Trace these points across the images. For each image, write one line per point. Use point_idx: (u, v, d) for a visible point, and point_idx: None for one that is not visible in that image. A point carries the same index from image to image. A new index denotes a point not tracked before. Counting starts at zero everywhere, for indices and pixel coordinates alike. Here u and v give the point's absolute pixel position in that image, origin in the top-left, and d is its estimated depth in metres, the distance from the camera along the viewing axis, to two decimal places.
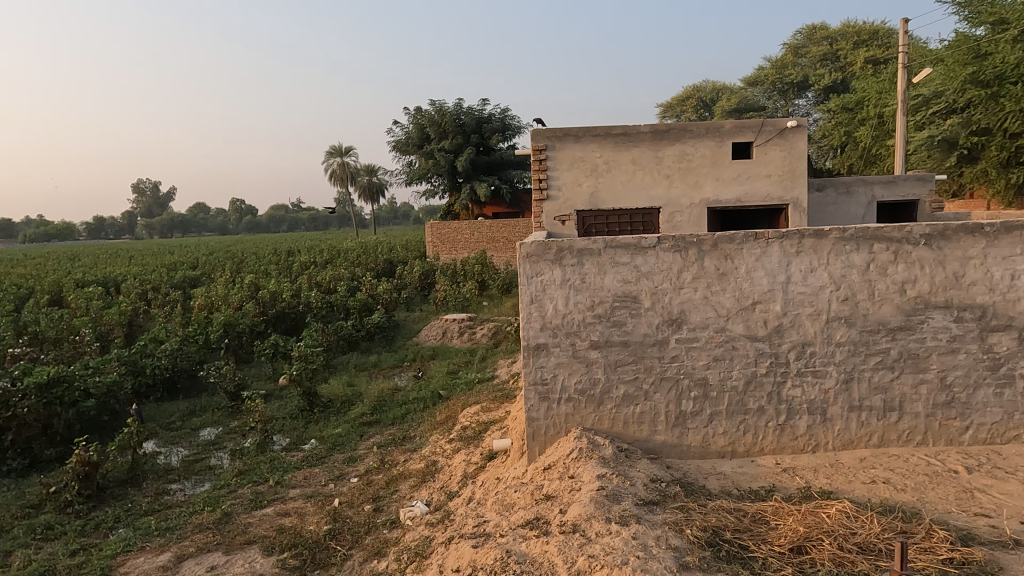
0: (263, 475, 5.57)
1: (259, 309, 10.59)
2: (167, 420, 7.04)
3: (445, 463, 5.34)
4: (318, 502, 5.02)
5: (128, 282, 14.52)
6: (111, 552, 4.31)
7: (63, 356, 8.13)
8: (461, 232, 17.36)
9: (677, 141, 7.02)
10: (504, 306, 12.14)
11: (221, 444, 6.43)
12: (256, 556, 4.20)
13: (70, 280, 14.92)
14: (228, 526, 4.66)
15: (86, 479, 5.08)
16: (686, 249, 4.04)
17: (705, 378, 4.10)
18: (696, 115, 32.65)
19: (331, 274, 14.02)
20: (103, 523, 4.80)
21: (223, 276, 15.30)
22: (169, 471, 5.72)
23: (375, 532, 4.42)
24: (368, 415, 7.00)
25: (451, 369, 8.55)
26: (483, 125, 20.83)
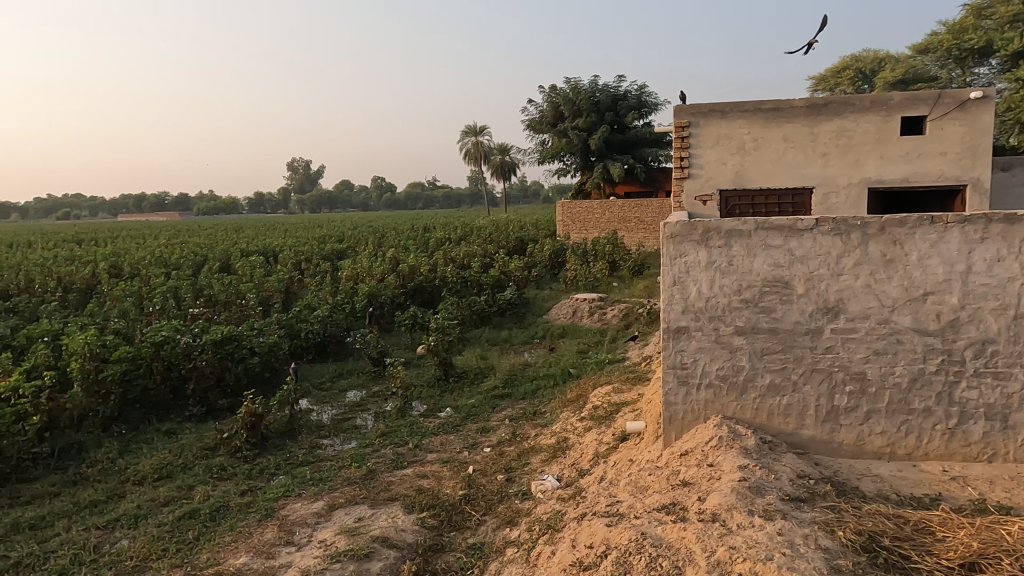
0: (403, 438, 5.91)
1: (399, 282, 11.15)
2: (319, 380, 7.66)
3: (576, 441, 5.38)
4: (454, 467, 5.25)
5: (284, 252, 15.83)
6: (274, 496, 4.78)
7: (233, 317, 9.04)
8: (592, 211, 17.23)
9: (836, 115, 6.50)
10: (636, 288, 11.93)
11: (365, 406, 6.88)
12: (398, 512, 4.47)
13: (237, 249, 16.54)
14: (373, 482, 5.01)
15: (253, 429, 5.64)
16: (848, 232, 3.75)
17: (863, 372, 3.80)
18: (853, 88, 30.00)
19: (466, 250, 14.48)
20: (266, 469, 5.32)
21: (366, 249, 16.28)
22: (321, 427, 6.22)
23: (508, 501, 4.56)
24: (500, 388, 7.20)
25: (582, 348, 8.57)
26: (619, 103, 20.45)
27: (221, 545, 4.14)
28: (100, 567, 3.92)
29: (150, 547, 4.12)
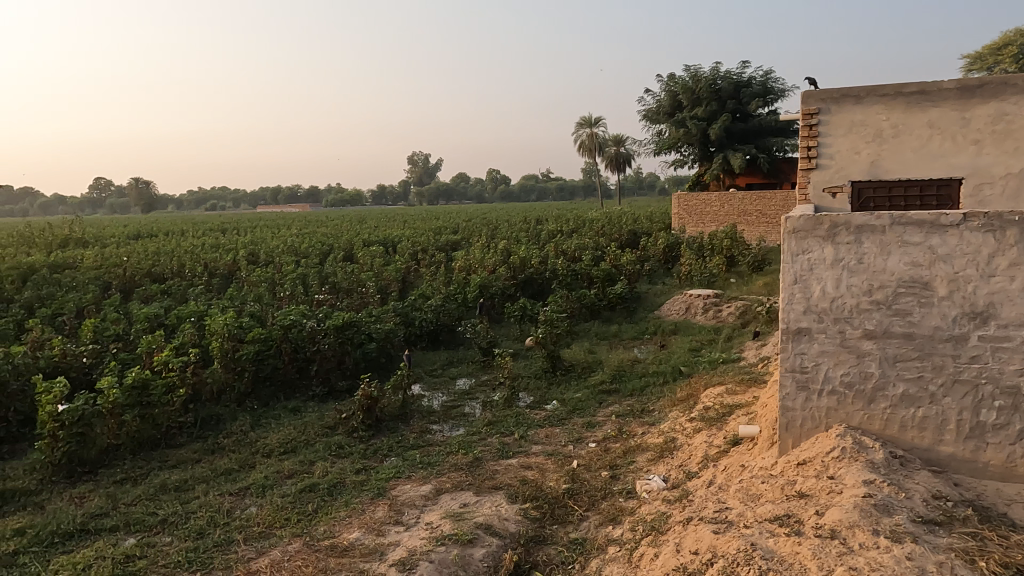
0: (510, 428, 5.99)
1: (510, 273, 11.28)
2: (431, 367, 7.92)
3: (685, 442, 5.21)
4: (558, 460, 5.25)
5: (402, 243, 16.49)
6: (386, 476, 5.00)
7: (354, 304, 9.53)
8: (710, 204, 16.60)
9: (993, 98, 5.83)
10: (755, 285, 11.36)
11: (474, 394, 7.04)
12: (501, 501, 4.54)
13: (360, 239, 17.43)
14: (478, 469, 5.12)
15: (368, 411, 5.92)
16: (1003, 229, 3.35)
17: (1016, 387, 3.39)
18: (1016, 66, 26.80)
19: (577, 243, 14.41)
20: (380, 450, 5.58)
21: (480, 241, 16.62)
22: (431, 413, 6.43)
23: (611, 498, 4.50)
24: (608, 383, 7.11)
25: (694, 346, 8.28)
26: (741, 90, 19.48)
27: (337, 519, 4.38)
28: (231, 530, 4.28)
29: (274, 516, 4.44)
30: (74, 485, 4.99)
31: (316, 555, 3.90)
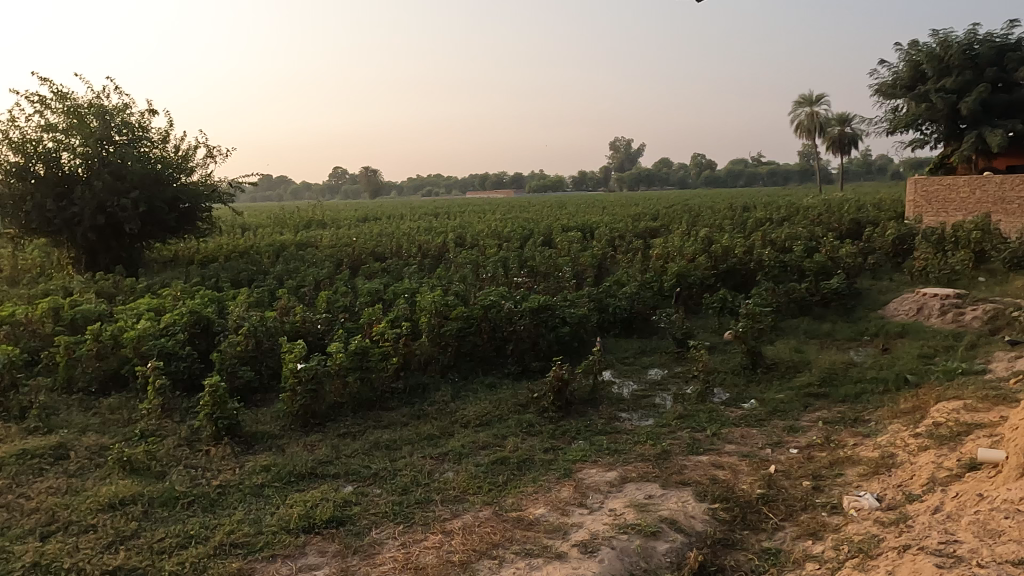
0: (702, 423, 5.76)
1: (710, 263, 10.77)
2: (622, 355, 7.87)
3: (906, 460, 4.61)
4: (753, 463, 4.94)
5: (600, 229, 16.51)
6: (573, 458, 5.09)
7: (550, 287, 9.76)
8: (956, 190, 14.34)
9: None
10: (1011, 286, 9.62)
11: (665, 386, 6.87)
12: (689, 497, 4.38)
13: (559, 225, 17.78)
14: (666, 463, 5.00)
15: (559, 393, 6.04)
16: None
17: None
18: None
19: (788, 232, 13.31)
20: (568, 432, 5.68)
21: (680, 228, 16.08)
22: (621, 400, 6.40)
23: (812, 511, 4.14)
24: (816, 386, 6.52)
25: (925, 352, 7.26)
26: (1006, 54, 16.40)
27: (524, 493, 4.57)
28: (431, 490, 4.66)
29: (468, 483, 4.74)
30: (307, 434, 5.77)
31: (504, 525, 4.11)
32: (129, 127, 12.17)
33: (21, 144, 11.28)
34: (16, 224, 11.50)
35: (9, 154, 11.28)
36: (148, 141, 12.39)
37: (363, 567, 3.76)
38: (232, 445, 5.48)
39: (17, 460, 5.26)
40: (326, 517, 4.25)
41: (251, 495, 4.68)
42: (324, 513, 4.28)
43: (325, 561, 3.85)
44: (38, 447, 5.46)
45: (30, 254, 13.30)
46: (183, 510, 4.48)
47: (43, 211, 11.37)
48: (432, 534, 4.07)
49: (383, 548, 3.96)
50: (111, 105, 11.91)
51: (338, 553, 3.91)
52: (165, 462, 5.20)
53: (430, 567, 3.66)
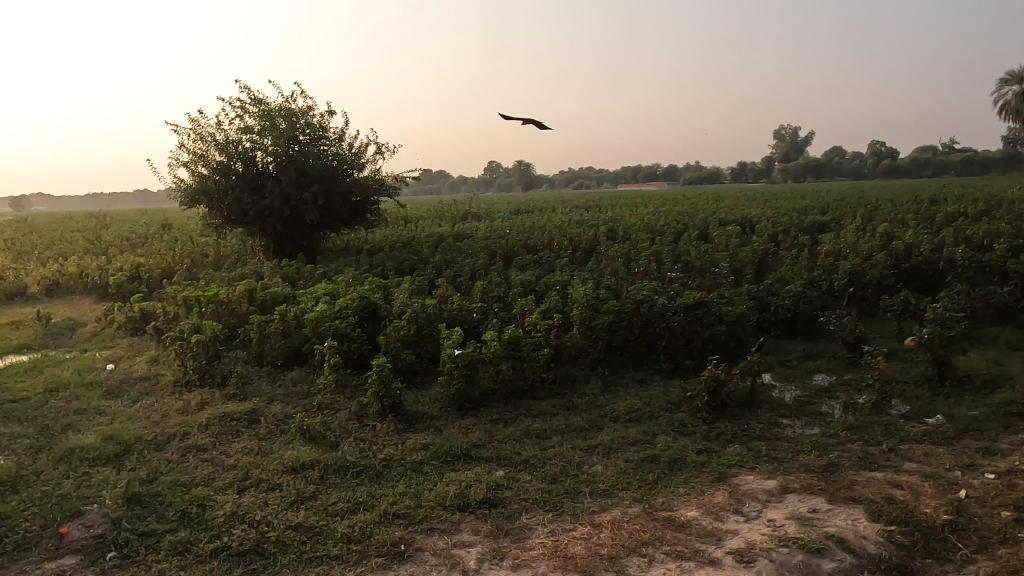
0: (876, 437, 5.26)
1: (890, 261, 9.78)
2: (785, 357, 7.39)
3: None
4: (939, 486, 4.43)
5: (761, 223, 15.60)
6: (728, 463, 4.88)
7: (706, 283, 9.39)
8: None
9: None
10: None
11: (833, 393, 6.36)
12: (860, 516, 4.03)
13: (716, 219, 17.05)
14: (834, 476, 4.63)
15: (714, 393, 5.81)
16: None
17: None
18: None
19: (988, 228, 11.73)
20: (723, 435, 5.44)
21: (853, 223, 14.76)
22: (782, 406, 6.02)
23: (1012, 547, 3.64)
24: (1020, 404, 5.70)
25: None
26: None
27: (676, 494, 4.45)
28: (580, 481, 4.69)
29: (618, 478, 4.71)
30: (462, 417, 6.03)
31: (654, 523, 4.04)
32: (312, 128, 13.41)
33: (225, 145, 12.85)
34: (220, 215, 13.13)
35: (216, 154, 12.89)
36: (327, 140, 13.57)
37: (514, 549, 3.87)
38: (395, 422, 5.88)
39: (219, 421, 6.03)
40: (479, 498, 4.43)
41: (412, 471, 4.99)
42: (477, 494, 4.47)
43: (478, 540, 4.02)
44: (235, 411, 6.21)
45: (230, 242, 15.13)
46: (353, 478, 4.89)
47: (241, 204, 12.86)
48: (581, 525, 4.10)
49: (533, 533, 4.06)
50: (297, 109, 13.18)
51: (490, 533, 4.06)
52: (338, 433, 5.70)
53: (579, 558, 3.69)
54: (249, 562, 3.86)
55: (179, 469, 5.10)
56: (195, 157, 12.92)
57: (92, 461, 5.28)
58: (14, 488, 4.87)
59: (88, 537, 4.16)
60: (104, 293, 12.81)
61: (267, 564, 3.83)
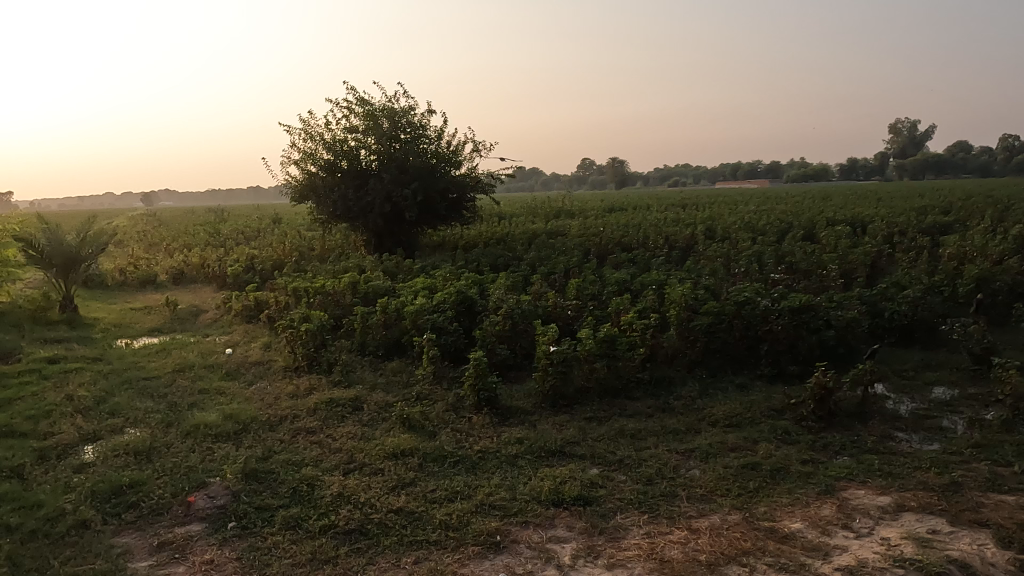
0: (1006, 457, 4.84)
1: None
2: (900, 367, 6.93)
3: None
4: None
5: (874, 223, 14.66)
6: (836, 475, 4.64)
7: (812, 286, 8.93)
8: None
9: None
10: None
11: (956, 407, 5.90)
12: (987, 541, 3.74)
13: (823, 218, 16.19)
14: (956, 496, 4.31)
15: (821, 402, 5.53)
16: None
17: None
18: None
19: None
20: (831, 445, 5.18)
21: (981, 224, 13.59)
22: (897, 418, 5.65)
23: None
24: None
25: None
26: None
27: (779, 504, 4.29)
28: (676, 485, 4.60)
29: (716, 483, 4.59)
30: (556, 413, 6.06)
31: (755, 533, 3.91)
32: (413, 127, 13.83)
33: (332, 144, 13.48)
34: (326, 210, 13.80)
35: (324, 152, 13.56)
36: (427, 138, 13.95)
37: (608, 548, 3.86)
38: (490, 415, 5.98)
39: (326, 406, 6.36)
40: (574, 495, 4.45)
41: (506, 464, 5.07)
42: (572, 491, 4.49)
43: (573, 536, 4.04)
44: (340, 397, 6.53)
45: (335, 236, 15.88)
46: (450, 467, 5.03)
47: (345, 200, 13.46)
48: (678, 529, 4.03)
49: (628, 533, 4.03)
50: (399, 109, 13.65)
51: (585, 530, 4.07)
52: (435, 423, 5.88)
53: (676, 562, 3.63)
54: (355, 541, 4.06)
55: (290, 449, 5.43)
56: (305, 155, 13.65)
57: (214, 437, 5.71)
58: (148, 457, 5.35)
59: (211, 507, 4.51)
60: (223, 282, 13.79)
61: (370, 544, 4.01)
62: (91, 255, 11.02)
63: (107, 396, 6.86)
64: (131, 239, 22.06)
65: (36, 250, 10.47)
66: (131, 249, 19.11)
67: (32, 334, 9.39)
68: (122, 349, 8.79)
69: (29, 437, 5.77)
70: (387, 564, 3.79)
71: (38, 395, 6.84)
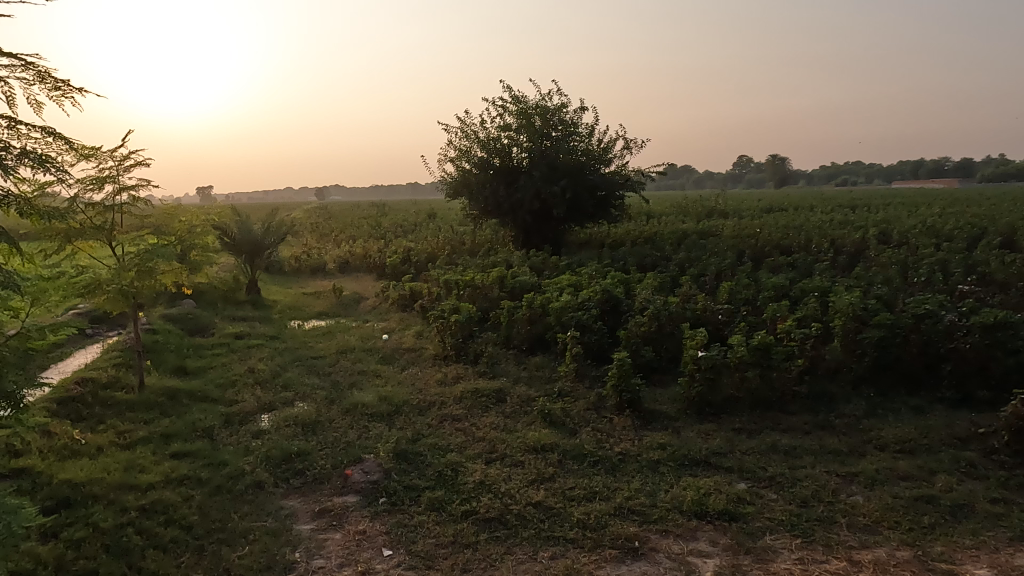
0: None
1: None
2: None
3: None
4: None
5: None
6: None
7: (1012, 301, 7.80)
8: None
9: None
10: None
11: None
12: None
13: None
14: None
15: (1018, 435, 4.82)
16: None
17: None
18: None
19: None
20: None
21: None
22: None
23: None
24: None
25: None
26: None
27: (959, 546, 3.81)
28: (835, 510, 4.23)
29: (883, 513, 4.16)
30: (701, 421, 5.82)
31: None
32: (564, 124, 13.91)
33: (486, 142, 13.91)
34: (478, 206, 14.28)
35: (478, 150, 14.02)
36: (578, 136, 13.97)
37: (755, 570, 3.64)
38: (632, 418, 5.87)
39: (471, 395, 6.59)
40: (719, 509, 4.24)
41: (648, 469, 4.94)
42: (717, 504, 4.28)
43: (716, 552, 3.85)
44: (485, 388, 6.73)
45: (484, 231, 16.38)
46: (590, 467, 5.00)
47: (496, 196, 13.86)
48: (835, 559, 3.71)
49: (778, 556, 3.77)
50: (551, 106, 13.78)
51: (729, 547, 3.87)
52: (576, 421, 5.88)
53: None
54: (494, 529, 4.16)
55: (437, 434, 5.68)
56: (460, 153, 14.20)
57: (370, 417, 6.12)
58: (313, 430, 5.85)
59: (366, 481, 4.83)
60: (382, 272, 14.76)
61: (509, 534, 4.09)
62: (273, 243, 12.27)
63: (282, 371, 7.61)
64: (305, 230, 24.24)
65: (229, 238, 11.86)
66: (305, 239, 21.05)
67: (224, 312, 10.65)
68: (295, 330, 9.71)
69: (218, 403, 6.54)
70: (524, 556, 3.85)
71: (227, 366, 7.73)
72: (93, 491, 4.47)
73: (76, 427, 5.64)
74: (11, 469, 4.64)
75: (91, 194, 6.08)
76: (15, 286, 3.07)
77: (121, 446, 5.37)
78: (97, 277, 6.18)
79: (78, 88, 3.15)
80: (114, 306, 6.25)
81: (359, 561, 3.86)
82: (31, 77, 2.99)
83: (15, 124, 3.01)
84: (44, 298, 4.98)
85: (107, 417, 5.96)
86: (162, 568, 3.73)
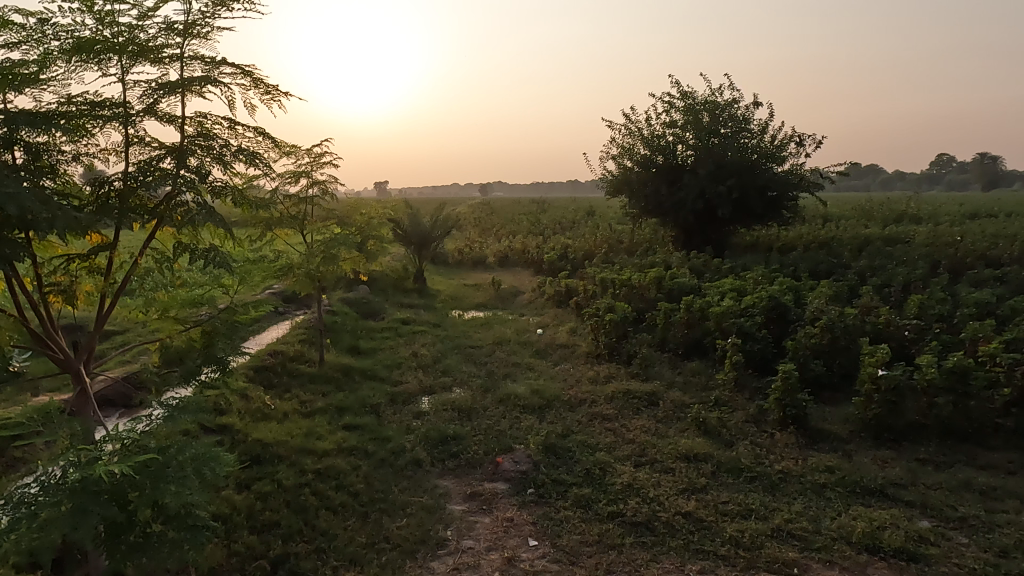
0: None
1: None
2: None
3: None
4: None
5: None
6: None
7: None
8: None
9: None
10: None
11: None
12: None
13: None
14: None
15: None
16: None
17: None
18: None
19: None
20: None
21: None
22: None
23: None
24: None
25: None
26: None
27: None
28: None
29: None
30: (878, 447, 5.29)
31: None
32: (734, 120, 13.23)
33: (650, 139, 13.63)
34: (639, 204, 14.05)
35: (641, 147, 13.79)
36: (749, 132, 13.22)
37: None
38: (796, 435, 5.47)
39: (622, 396, 6.51)
40: (895, 546, 3.82)
41: (813, 492, 4.57)
42: (892, 540, 3.87)
43: None
44: (637, 390, 6.62)
45: (644, 231, 16.07)
46: (747, 482, 4.73)
47: (658, 195, 13.57)
48: None
49: None
50: (722, 101, 13.17)
51: None
52: (733, 433, 5.60)
53: None
54: (640, 534, 4.09)
55: (586, 432, 5.68)
56: (623, 151, 14.05)
57: (522, 408, 6.27)
58: (468, 416, 6.11)
59: (515, 470, 4.97)
60: (539, 268, 15.03)
61: (656, 541, 4.00)
62: (440, 236, 12.95)
63: (442, 357, 8.02)
64: (470, 224, 25.28)
65: (401, 229, 12.72)
66: (469, 233, 21.92)
67: (394, 298, 11.44)
68: (456, 319, 10.19)
69: (385, 382, 7.06)
70: (672, 567, 3.74)
71: (394, 349, 8.31)
72: (279, 451, 5.01)
73: (268, 394, 6.37)
74: (217, 425, 5.32)
75: (289, 187, 6.82)
76: (228, 266, 3.51)
77: (303, 414, 5.97)
78: (290, 261, 6.91)
79: (284, 92, 3.54)
80: (302, 287, 6.95)
81: (506, 547, 3.97)
82: (248, 82, 3.41)
83: (234, 124, 3.45)
84: (249, 279, 5.66)
85: (292, 387, 6.66)
86: (331, 528, 4.10)
